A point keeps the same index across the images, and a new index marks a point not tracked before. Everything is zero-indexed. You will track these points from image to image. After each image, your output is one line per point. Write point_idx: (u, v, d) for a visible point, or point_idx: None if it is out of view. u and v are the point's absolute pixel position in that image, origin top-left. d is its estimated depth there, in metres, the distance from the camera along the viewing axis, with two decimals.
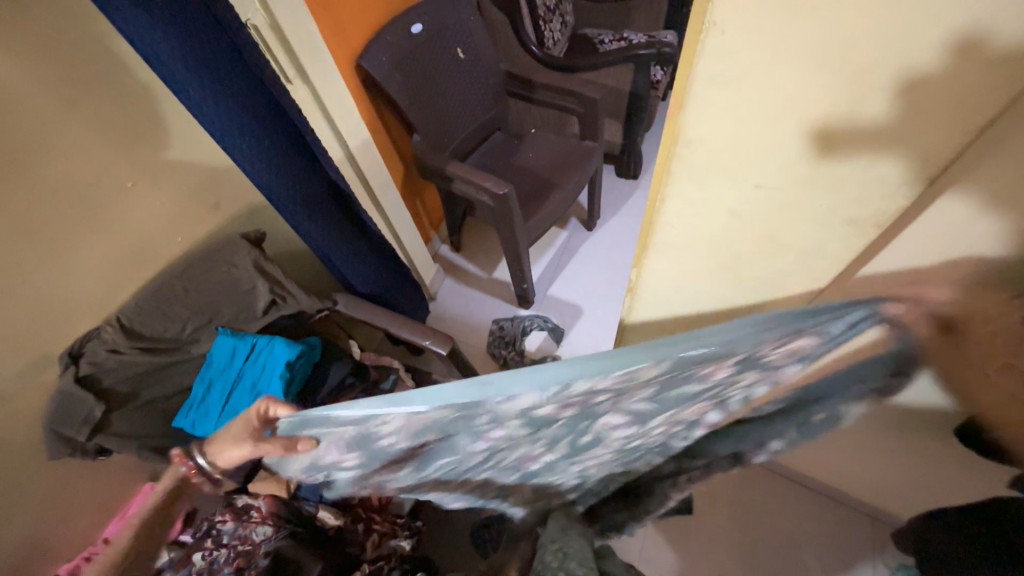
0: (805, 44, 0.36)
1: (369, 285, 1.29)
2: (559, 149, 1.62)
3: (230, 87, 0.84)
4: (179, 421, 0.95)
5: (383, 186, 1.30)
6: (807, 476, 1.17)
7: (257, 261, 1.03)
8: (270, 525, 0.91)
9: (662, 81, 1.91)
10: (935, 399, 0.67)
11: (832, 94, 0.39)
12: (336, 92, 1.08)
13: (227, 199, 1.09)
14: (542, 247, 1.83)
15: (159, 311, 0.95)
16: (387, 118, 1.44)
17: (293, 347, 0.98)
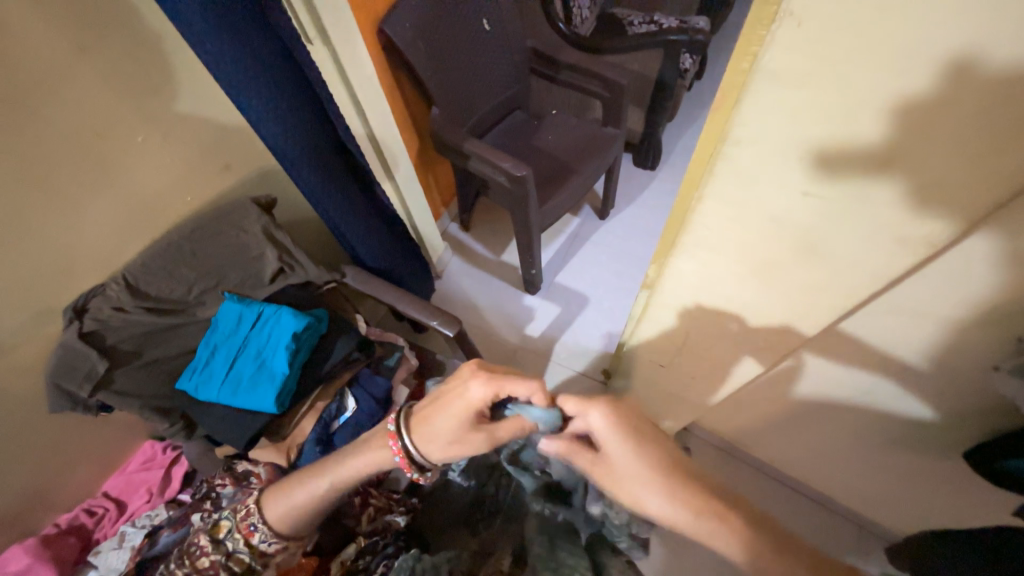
0: (886, 47, 0.33)
1: (377, 259, 1.27)
2: (579, 134, 1.57)
3: (248, 46, 0.80)
4: (183, 384, 0.93)
5: (397, 159, 1.27)
6: (801, 481, 1.18)
7: (267, 228, 1.01)
8: None
9: (690, 70, 1.84)
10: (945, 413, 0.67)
11: (902, 104, 0.36)
12: (356, 56, 1.03)
13: (238, 161, 1.06)
14: (553, 233, 1.80)
15: (166, 272, 0.93)
16: (405, 88, 1.39)
17: (301, 319, 0.96)
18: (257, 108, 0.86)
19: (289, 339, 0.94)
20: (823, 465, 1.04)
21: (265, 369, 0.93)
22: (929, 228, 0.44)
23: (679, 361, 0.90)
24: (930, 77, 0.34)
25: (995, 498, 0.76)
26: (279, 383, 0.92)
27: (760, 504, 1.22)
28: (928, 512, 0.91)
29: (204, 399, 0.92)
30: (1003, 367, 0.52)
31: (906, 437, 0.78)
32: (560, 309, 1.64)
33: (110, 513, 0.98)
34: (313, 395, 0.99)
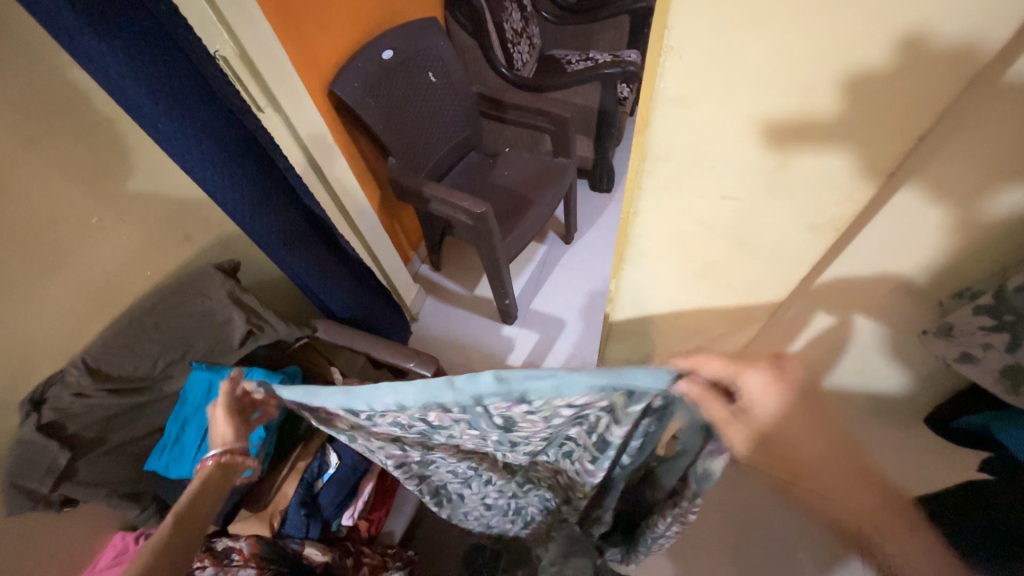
0: (757, 66, 0.39)
1: (348, 309, 1.27)
2: (533, 166, 1.65)
3: (198, 119, 0.83)
4: (152, 464, 0.90)
5: (359, 209, 1.30)
6: (792, 472, 1.20)
7: (232, 292, 1.00)
8: (253, 567, 0.84)
9: (628, 98, 1.98)
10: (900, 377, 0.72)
11: (783, 111, 0.41)
12: (308, 118, 1.07)
13: (198, 230, 1.07)
14: (522, 263, 1.85)
15: (128, 349, 0.91)
16: (361, 142, 1.45)
17: (273, 378, 0.96)
18: (213, 177, 0.88)
19: None
20: (809, 452, 1.06)
21: None
22: (837, 213, 0.49)
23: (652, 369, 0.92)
24: (798, 87, 0.39)
25: (965, 456, 0.80)
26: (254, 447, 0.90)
27: (758, 503, 1.23)
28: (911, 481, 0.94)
29: (176, 477, 0.89)
30: (930, 330, 0.56)
31: (873, 407, 0.82)
32: (538, 336, 1.66)
33: None
34: (293, 454, 0.97)
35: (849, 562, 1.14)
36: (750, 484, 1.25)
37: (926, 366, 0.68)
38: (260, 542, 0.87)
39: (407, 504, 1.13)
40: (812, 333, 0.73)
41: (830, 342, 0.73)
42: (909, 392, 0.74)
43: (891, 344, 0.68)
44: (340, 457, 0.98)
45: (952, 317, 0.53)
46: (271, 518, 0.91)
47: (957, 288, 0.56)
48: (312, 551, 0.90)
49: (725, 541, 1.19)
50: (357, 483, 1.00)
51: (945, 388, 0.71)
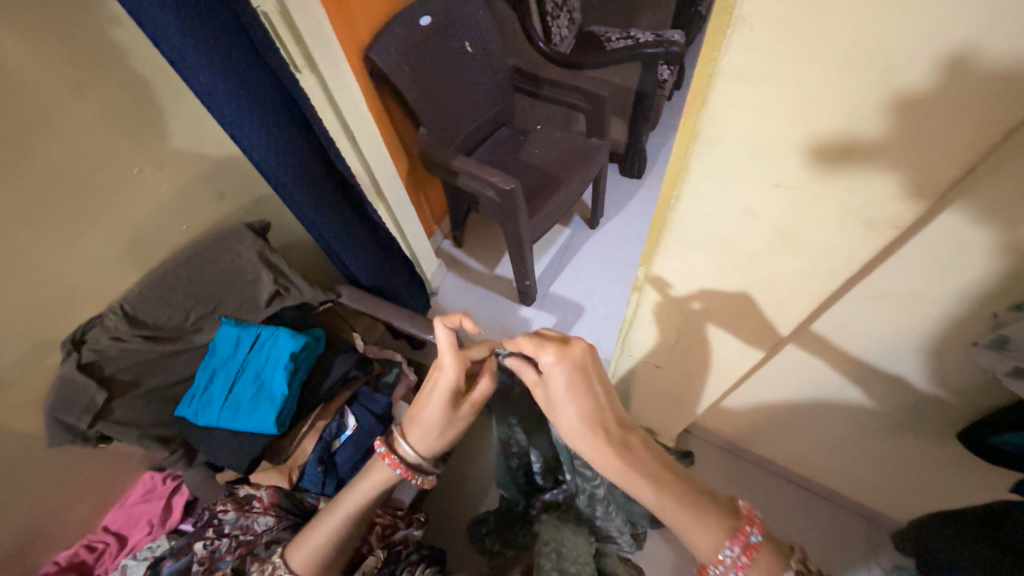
0: (833, 43, 0.36)
1: (371, 278, 1.28)
2: (564, 146, 1.61)
3: (237, 75, 0.82)
4: (182, 411, 0.92)
5: (389, 178, 1.29)
6: (805, 476, 1.18)
7: (262, 252, 1.03)
8: (272, 515, 0.92)
9: (669, 81, 1.90)
10: (935, 388, 0.69)
11: (848, 96, 0.38)
12: (343, 81, 1.06)
13: (232, 188, 1.08)
14: (545, 245, 1.83)
15: (163, 300, 0.94)
16: (393, 112, 1.44)
17: (299, 339, 0.97)
18: (249, 135, 0.89)
19: (286, 357, 0.94)
20: (826, 457, 1.04)
21: (265, 390, 0.93)
22: (902, 210, 0.45)
23: (673, 361, 0.90)
24: (876, 71, 0.36)
25: (996, 476, 0.77)
26: (278, 403, 0.92)
27: (766, 503, 1.22)
28: (932, 496, 0.92)
29: (204, 425, 0.91)
30: (981, 341, 0.54)
31: (902, 416, 0.79)
32: (556, 319, 1.65)
33: (111, 547, 0.96)
34: (313, 412, 0.98)
35: (855, 569, 1.13)
36: (760, 483, 1.25)
37: (970, 380, 0.65)
38: (278, 494, 0.94)
39: None
40: (847, 336, 0.70)
41: (868, 348, 0.70)
42: (944, 405, 0.72)
43: (934, 354, 0.65)
44: (358, 420, 1.02)
45: (1007, 329, 0.51)
46: (291, 472, 0.95)
47: (1014, 300, 0.52)
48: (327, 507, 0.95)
49: None
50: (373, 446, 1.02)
51: (984, 405, 0.68)
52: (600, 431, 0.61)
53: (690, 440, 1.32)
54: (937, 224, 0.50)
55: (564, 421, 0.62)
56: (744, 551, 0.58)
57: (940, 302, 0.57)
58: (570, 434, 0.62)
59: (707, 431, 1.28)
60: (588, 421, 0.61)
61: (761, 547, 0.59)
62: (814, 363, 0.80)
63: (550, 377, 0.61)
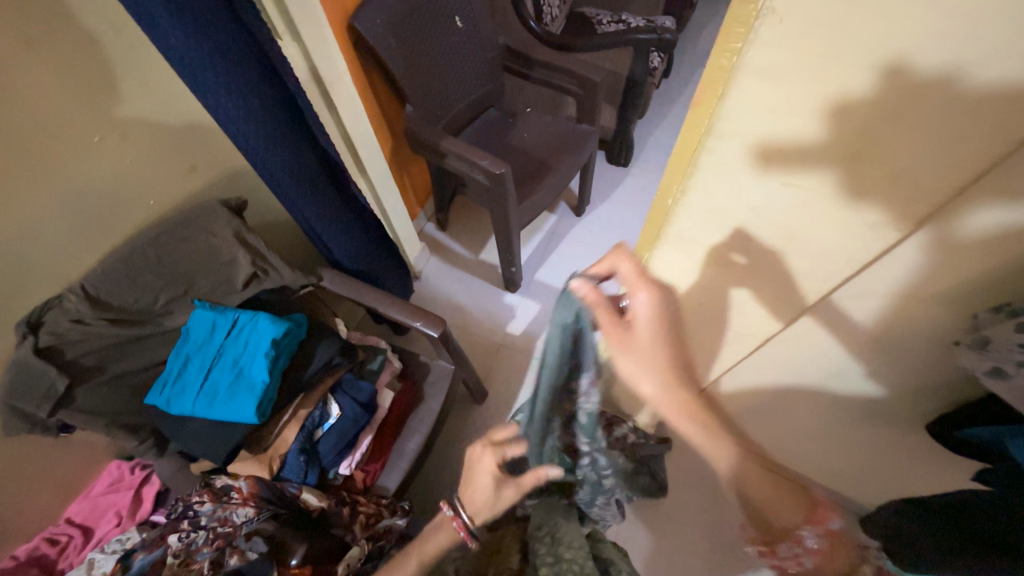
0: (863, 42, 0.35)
1: (354, 261, 1.24)
2: (554, 131, 1.58)
3: (211, 39, 0.76)
4: (152, 399, 0.88)
5: (373, 158, 1.24)
6: (775, 461, 1.24)
7: (238, 232, 0.97)
8: (252, 506, 0.89)
9: (659, 68, 1.88)
10: (909, 382, 0.73)
11: (866, 98, 0.38)
12: (327, 51, 1.00)
13: (205, 161, 1.01)
14: (531, 230, 1.82)
15: (129, 280, 0.88)
16: (378, 87, 1.37)
17: (280, 325, 0.93)
18: (224, 106, 0.82)
19: (267, 344, 0.90)
20: (798, 445, 1.09)
21: (244, 378, 0.89)
22: (905, 211, 0.46)
23: None
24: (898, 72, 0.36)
25: (955, 465, 0.82)
26: (259, 392, 0.87)
27: None
28: (894, 481, 0.98)
29: (176, 413, 0.87)
30: (963, 341, 0.56)
31: (874, 408, 0.83)
32: (540, 306, 1.64)
33: (76, 539, 0.91)
34: (295, 402, 0.95)
35: None
36: (734, 469, 1.30)
37: (945, 376, 0.68)
38: (258, 484, 0.89)
39: (405, 459, 1.08)
40: (831, 329, 0.72)
41: (850, 341, 0.72)
42: (914, 398, 0.75)
43: (913, 351, 0.67)
44: (343, 407, 0.99)
45: (988, 331, 0.53)
46: (272, 462, 0.92)
47: (993, 302, 0.54)
48: (309, 496, 0.92)
49: (702, 519, 1.24)
50: (356, 435, 1.00)
51: (952, 399, 0.72)
52: (677, 375, 0.69)
53: (669, 427, 1.36)
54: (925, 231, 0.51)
55: (643, 362, 0.66)
56: None
57: (922, 304, 0.59)
58: (649, 374, 0.68)
59: None
60: (671, 364, 0.68)
61: None
62: (796, 356, 0.82)
63: (644, 317, 0.64)
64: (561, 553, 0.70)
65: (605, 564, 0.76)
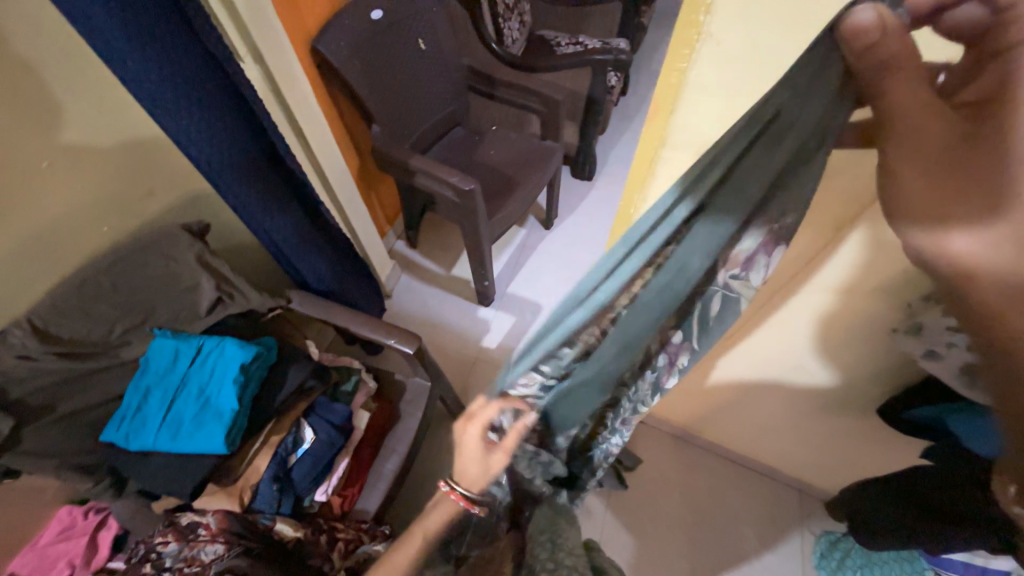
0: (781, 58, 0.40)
1: (324, 282, 1.22)
2: (519, 147, 1.63)
3: (172, 63, 0.75)
4: (109, 435, 0.83)
5: (340, 177, 1.24)
6: (747, 456, 1.28)
7: (201, 256, 0.93)
8: (221, 542, 0.82)
9: (616, 87, 1.97)
10: (860, 370, 0.78)
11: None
12: (291, 73, 1.00)
13: (164, 184, 0.98)
14: (502, 245, 1.84)
15: (82, 311, 0.83)
16: (343, 107, 1.37)
17: (249, 349, 0.90)
18: (185, 127, 0.81)
19: (235, 370, 0.87)
20: (767, 439, 1.14)
21: (210, 407, 0.85)
22: None
23: None
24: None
25: (906, 445, 0.88)
26: (227, 421, 0.84)
27: (714, 484, 1.31)
28: (855, 467, 1.03)
29: (136, 449, 0.82)
30: (901, 328, 0.62)
31: (832, 397, 0.88)
32: (515, 318, 1.65)
33: None
34: (266, 430, 0.91)
35: (792, 538, 1.24)
36: (709, 467, 1.33)
37: (890, 362, 0.74)
38: (228, 518, 0.84)
39: (383, 481, 1.06)
40: (785, 321, 0.77)
41: (805, 334, 0.78)
42: (865, 384, 0.81)
43: (862, 341, 0.72)
44: (317, 431, 0.96)
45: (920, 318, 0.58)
46: (243, 494, 0.88)
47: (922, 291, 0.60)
48: (283, 526, 0.89)
49: (682, 519, 1.27)
50: (332, 459, 0.98)
51: (897, 384, 0.78)
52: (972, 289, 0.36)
53: (645, 430, 1.39)
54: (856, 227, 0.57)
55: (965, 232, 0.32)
56: None
57: (865, 296, 0.64)
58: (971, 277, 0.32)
59: (661, 421, 1.35)
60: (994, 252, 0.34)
61: None
62: (758, 351, 0.87)
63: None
64: (560, 559, 0.69)
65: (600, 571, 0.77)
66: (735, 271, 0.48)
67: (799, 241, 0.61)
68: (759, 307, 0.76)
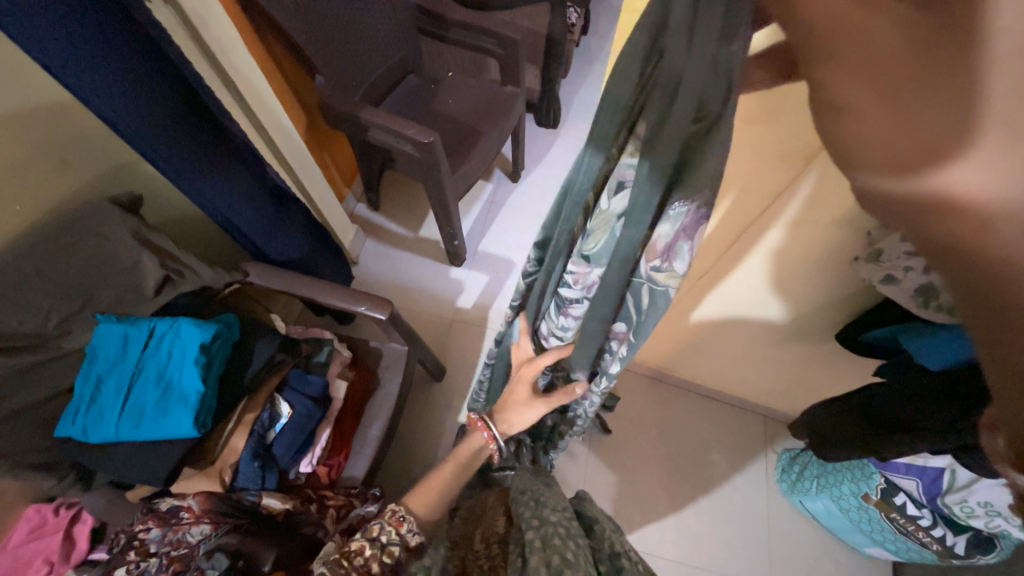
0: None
1: (282, 252, 1.15)
2: (479, 94, 1.53)
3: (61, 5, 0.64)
4: (65, 430, 0.78)
5: (286, 137, 1.14)
6: (717, 389, 1.36)
7: (138, 231, 0.86)
8: (208, 522, 0.84)
9: (578, 24, 1.86)
10: (823, 299, 0.82)
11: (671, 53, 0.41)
12: (212, 16, 0.88)
13: (79, 154, 0.87)
14: (469, 201, 1.78)
15: (8, 302, 0.74)
16: (279, 56, 1.24)
17: (207, 328, 0.85)
18: (93, 84, 0.71)
19: (196, 351, 0.82)
20: (735, 372, 1.20)
21: (173, 391, 0.81)
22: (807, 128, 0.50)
23: None
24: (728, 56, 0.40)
25: (860, 366, 0.94)
26: (194, 404, 0.80)
27: (687, 418, 1.39)
28: (814, 390, 1.11)
29: (97, 441, 0.78)
30: (861, 256, 0.64)
31: (795, 328, 0.93)
32: (487, 276, 1.63)
33: None
34: (235, 411, 0.88)
35: (758, 458, 1.35)
36: (681, 402, 1.41)
37: (849, 290, 0.77)
38: (211, 499, 0.85)
39: (368, 446, 1.06)
40: (746, 258, 0.79)
41: (767, 270, 0.80)
42: (825, 314, 0.85)
43: (825, 273, 0.75)
44: (293, 406, 0.94)
45: (879, 244, 0.60)
46: (222, 476, 0.86)
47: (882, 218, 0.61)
48: (271, 501, 0.89)
49: (659, 452, 1.35)
50: (314, 429, 0.97)
51: (855, 310, 0.82)
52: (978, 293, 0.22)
53: (621, 374, 1.43)
54: (816, 162, 0.57)
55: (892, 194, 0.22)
56: None
57: (826, 231, 0.66)
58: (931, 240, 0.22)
59: (635, 363, 1.39)
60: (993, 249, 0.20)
61: None
62: (726, 289, 0.89)
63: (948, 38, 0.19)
64: (547, 517, 0.70)
65: (590, 521, 0.80)
66: (650, 256, 0.52)
67: (767, 180, 0.62)
68: (727, 246, 0.77)
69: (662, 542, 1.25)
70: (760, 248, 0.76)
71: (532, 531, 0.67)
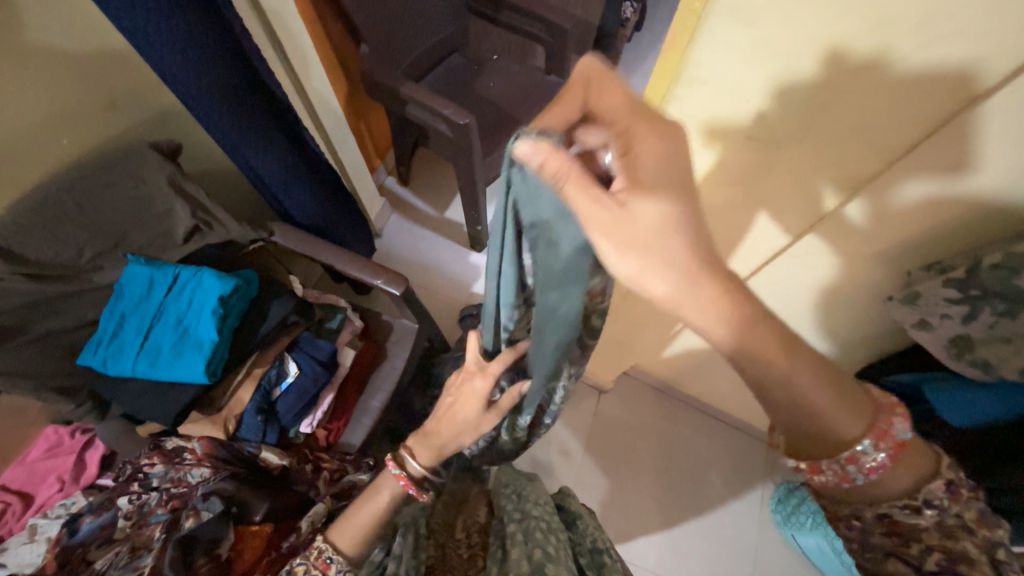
0: (783, 48, 0.43)
1: (309, 216, 1.17)
2: (521, 81, 1.50)
3: None
4: (86, 359, 0.82)
5: (324, 101, 1.15)
6: (722, 411, 1.33)
7: (173, 178, 0.89)
8: (207, 466, 0.89)
9: (631, 19, 1.79)
10: (848, 336, 0.78)
11: (811, 80, 0.45)
12: None
13: (126, 96, 0.89)
14: (497, 187, 1.77)
15: (46, 231, 0.79)
16: (328, 21, 1.24)
17: (227, 281, 0.87)
18: (143, 27, 0.72)
19: (214, 303, 0.84)
20: (744, 395, 1.17)
21: (189, 337, 0.84)
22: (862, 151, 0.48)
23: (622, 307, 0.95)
24: (976, 79, 0.40)
25: None
26: (207, 351, 0.83)
27: (688, 434, 1.37)
28: None
29: (114, 375, 0.82)
30: (896, 297, 0.61)
31: None
32: None
33: (14, 506, 0.88)
34: (247, 363, 0.91)
35: (755, 485, 1.32)
36: (684, 418, 1.39)
37: (879, 329, 0.73)
38: (213, 444, 0.88)
39: (368, 416, 1.07)
40: (794, 271, 0.71)
41: (822, 287, 0.72)
42: (848, 351, 0.82)
43: (856, 307, 0.71)
44: (300, 365, 0.96)
45: (919, 286, 0.57)
46: (227, 423, 0.89)
47: (927, 260, 0.59)
48: (269, 455, 0.91)
49: (655, 464, 1.33)
50: (317, 393, 0.99)
51: (879, 349, 0.78)
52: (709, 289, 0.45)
53: (626, 380, 1.42)
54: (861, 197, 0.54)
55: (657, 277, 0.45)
56: (891, 449, 0.45)
57: (917, 222, 0.54)
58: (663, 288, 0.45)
59: (643, 373, 1.37)
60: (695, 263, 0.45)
61: (910, 444, 0.46)
62: None
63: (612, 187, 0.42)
64: (528, 511, 0.71)
65: (572, 517, 0.80)
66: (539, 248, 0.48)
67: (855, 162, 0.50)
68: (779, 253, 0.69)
69: (646, 554, 1.25)
70: (790, 274, 0.73)
71: (512, 523, 0.69)
